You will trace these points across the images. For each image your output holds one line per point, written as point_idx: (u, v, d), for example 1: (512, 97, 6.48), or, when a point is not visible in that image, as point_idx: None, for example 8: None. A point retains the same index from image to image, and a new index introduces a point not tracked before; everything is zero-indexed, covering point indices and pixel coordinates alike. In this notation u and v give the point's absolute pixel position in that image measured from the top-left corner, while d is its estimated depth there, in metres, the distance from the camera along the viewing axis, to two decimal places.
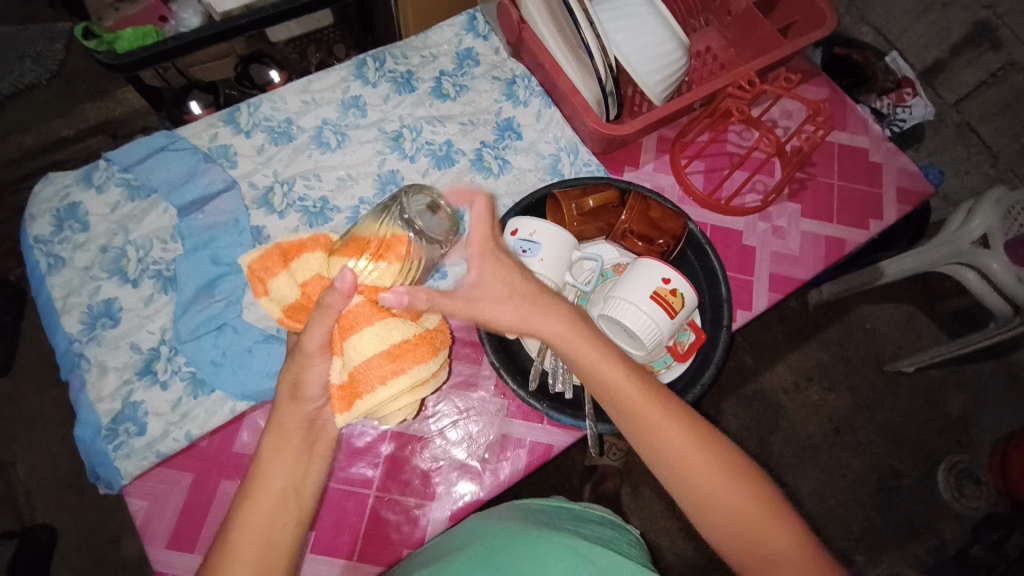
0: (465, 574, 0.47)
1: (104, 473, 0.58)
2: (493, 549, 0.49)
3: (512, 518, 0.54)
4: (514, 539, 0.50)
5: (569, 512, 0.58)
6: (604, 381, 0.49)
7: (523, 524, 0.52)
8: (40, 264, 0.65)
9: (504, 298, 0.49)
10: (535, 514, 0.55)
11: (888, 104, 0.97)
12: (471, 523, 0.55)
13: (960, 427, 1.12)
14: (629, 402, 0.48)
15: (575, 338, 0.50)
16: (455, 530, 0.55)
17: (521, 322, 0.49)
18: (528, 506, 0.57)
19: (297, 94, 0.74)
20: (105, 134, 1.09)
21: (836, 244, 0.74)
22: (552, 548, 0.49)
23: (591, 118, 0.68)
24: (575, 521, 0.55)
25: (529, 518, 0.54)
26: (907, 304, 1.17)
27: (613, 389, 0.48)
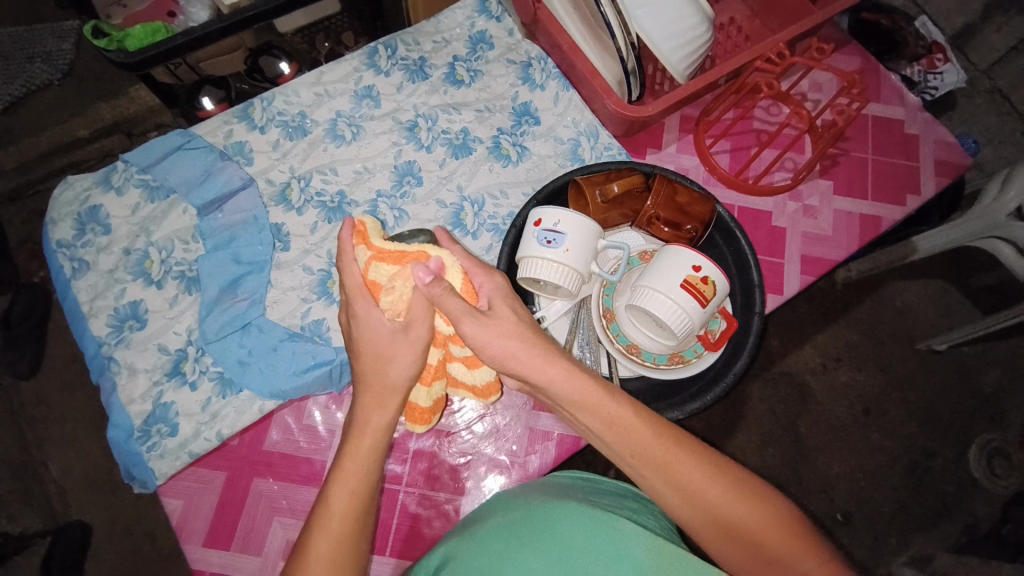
0: (491, 544, 0.47)
1: (139, 473, 0.59)
2: (516, 523, 0.48)
3: (538, 493, 0.52)
4: (536, 513, 0.48)
5: (598, 486, 0.55)
6: (635, 446, 0.46)
7: (547, 497, 0.51)
8: (65, 269, 0.65)
9: (510, 328, 0.47)
10: (562, 488, 0.53)
11: (918, 72, 0.92)
12: (499, 500, 0.54)
13: (994, 405, 1.08)
14: (664, 465, 0.45)
15: (590, 399, 0.47)
16: (486, 507, 0.54)
17: (513, 355, 0.47)
18: (557, 480, 0.55)
19: (309, 86, 0.73)
20: (121, 133, 1.10)
21: (871, 223, 0.71)
22: (576, 523, 0.47)
23: (613, 100, 0.66)
24: (601, 494, 0.53)
25: (554, 492, 0.52)
26: (939, 279, 1.13)
27: (643, 452, 0.46)
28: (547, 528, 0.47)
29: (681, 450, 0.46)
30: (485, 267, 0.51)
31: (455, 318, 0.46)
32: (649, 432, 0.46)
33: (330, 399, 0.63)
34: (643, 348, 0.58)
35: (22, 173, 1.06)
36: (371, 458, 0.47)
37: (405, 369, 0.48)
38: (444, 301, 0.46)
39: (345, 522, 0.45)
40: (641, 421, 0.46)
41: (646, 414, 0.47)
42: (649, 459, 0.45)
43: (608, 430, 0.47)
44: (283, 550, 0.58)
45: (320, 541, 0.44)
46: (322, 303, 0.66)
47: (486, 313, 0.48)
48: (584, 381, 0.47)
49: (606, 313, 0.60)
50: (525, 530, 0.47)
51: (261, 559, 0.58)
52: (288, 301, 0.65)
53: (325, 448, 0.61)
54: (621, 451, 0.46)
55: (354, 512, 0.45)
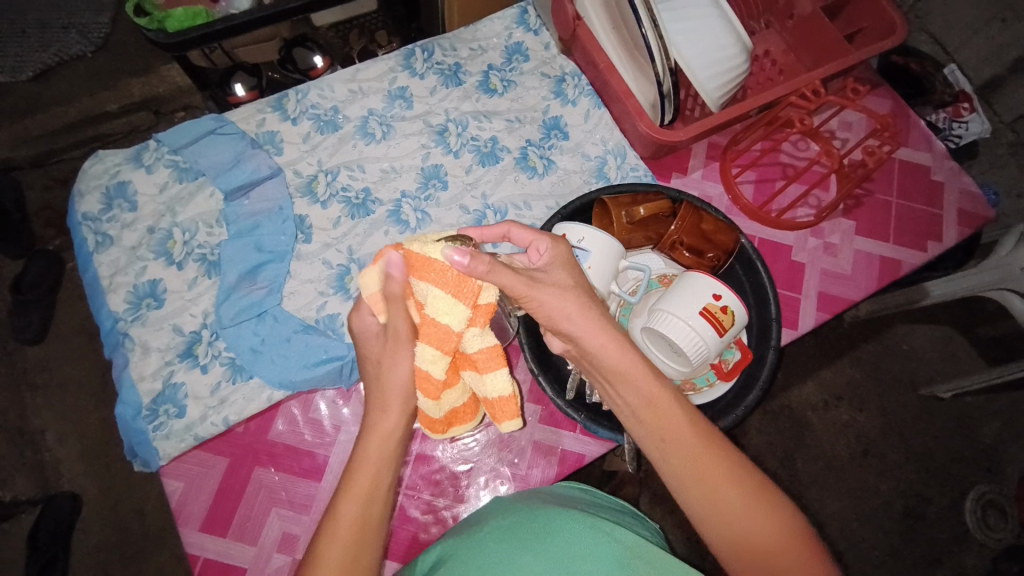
0: (487, 547, 0.46)
1: (143, 451, 0.59)
2: (513, 525, 0.47)
3: (539, 499, 0.51)
4: (535, 516, 0.48)
5: (599, 501, 0.55)
6: (663, 428, 0.46)
7: (549, 504, 0.50)
8: (88, 242, 0.66)
9: (566, 291, 0.48)
10: (563, 499, 0.52)
11: (943, 118, 0.91)
12: (495, 506, 0.53)
13: (993, 457, 1.07)
14: (690, 453, 0.45)
15: (632, 374, 0.47)
16: (485, 510, 0.53)
17: (570, 316, 0.47)
18: (559, 491, 0.55)
19: (344, 83, 0.74)
20: (148, 110, 1.12)
21: (891, 266, 0.71)
22: (573, 528, 0.46)
23: (644, 122, 0.66)
24: (599, 509, 0.52)
25: (553, 500, 0.51)
26: (947, 326, 1.13)
27: (672, 433, 0.46)
28: (544, 531, 0.46)
29: (710, 442, 0.45)
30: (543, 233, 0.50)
31: (507, 284, 0.47)
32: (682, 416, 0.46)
33: (337, 395, 0.63)
34: (655, 371, 0.58)
35: (48, 141, 1.07)
36: (383, 460, 0.45)
37: (403, 370, 0.46)
38: (493, 277, 0.45)
39: (356, 529, 0.43)
40: (677, 407, 0.46)
41: (684, 401, 0.47)
42: (678, 443, 0.45)
43: (645, 407, 0.47)
44: (278, 542, 0.58)
45: (329, 551, 0.42)
46: (338, 298, 0.66)
47: (540, 273, 0.48)
48: (628, 357, 0.47)
49: None
50: (524, 532, 0.46)
51: (255, 549, 0.57)
52: (304, 293, 0.66)
53: (328, 443, 0.62)
54: (650, 430, 0.46)
55: (367, 515, 0.44)
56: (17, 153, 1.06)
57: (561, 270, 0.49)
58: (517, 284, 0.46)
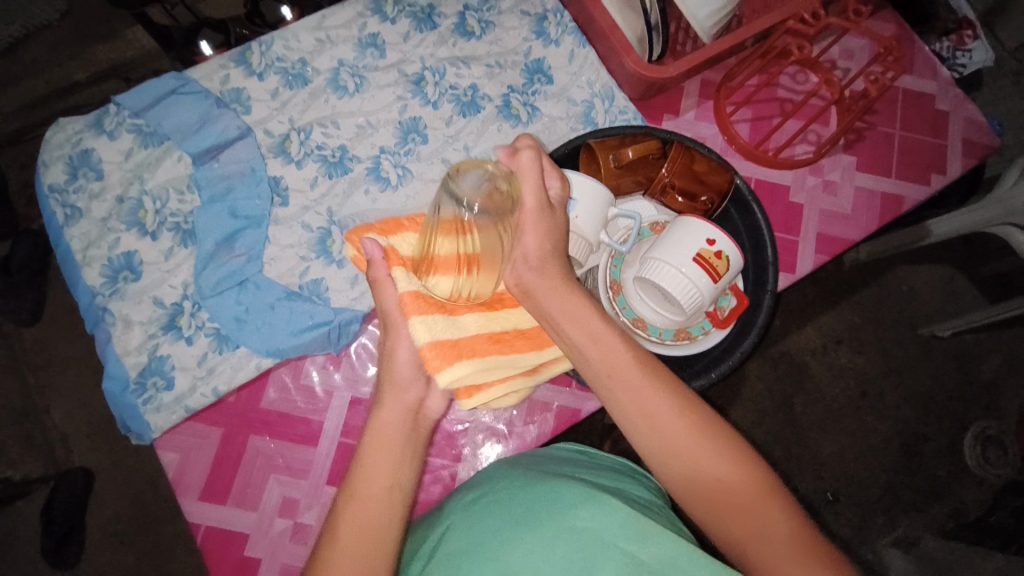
0: (488, 518, 0.46)
1: (136, 425, 0.58)
2: (514, 498, 0.47)
3: (536, 470, 0.50)
4: (532, 489, 0.47)
5: (595, 461, 0.54)
6: (612, 367, 0.45)
7: (543, 474, 0.49)
8: (58, 215, 0.63)
9: (547, 241, 0.48)
10: (558, 466, 0.51)
11: (945, 48, 0.82)
12: (485, 474, 0.53)
13: (989, 393, 1.08)
14: (632, 384, 0.45)
15: (578, 313, 0.47)
16: (477, 480, 0.52)
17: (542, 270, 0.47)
18: (556, 457, 0.54)
19: (310, 31, 0.69)
20: (117, 78, 1.02)
21: (892, 202, 0.69)
22: (571, 497, 0.45)
23: (631, 59, 0.62)
24: (597, 470, 0.52)
25: (550, 470, 0.50)
26: (947, 265, 1.11)
27: (627, 387, 0.45)
28: (542, 502, 0.45)
29: (655, 382, 0.45)
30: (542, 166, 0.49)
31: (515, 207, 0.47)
32: (632, 364, 0.45)
33: (328, 360, 0.62)
34: (649, 322, 0.57)
35: (23, 117, 1.01)
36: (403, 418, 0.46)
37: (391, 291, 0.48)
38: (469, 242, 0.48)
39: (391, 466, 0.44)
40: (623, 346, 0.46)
41: (629, 340, 0.47)
42: (619, 376, 0.45)
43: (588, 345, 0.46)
44: (279, 507, 0.58)
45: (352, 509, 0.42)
46: (321, 262, 0.64)
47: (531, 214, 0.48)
48: (571, 297, 0.47)
49: (612, 285, 0.58)
50: (519, 508, 0.46)
51: (257, 515, 0.58)
52: (285, 259, 0.64)
53: (322, 409, 0.61)
54: (597, 376, 0.46)
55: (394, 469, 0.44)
56: None
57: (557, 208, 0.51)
58: (510, 220, 0.48)
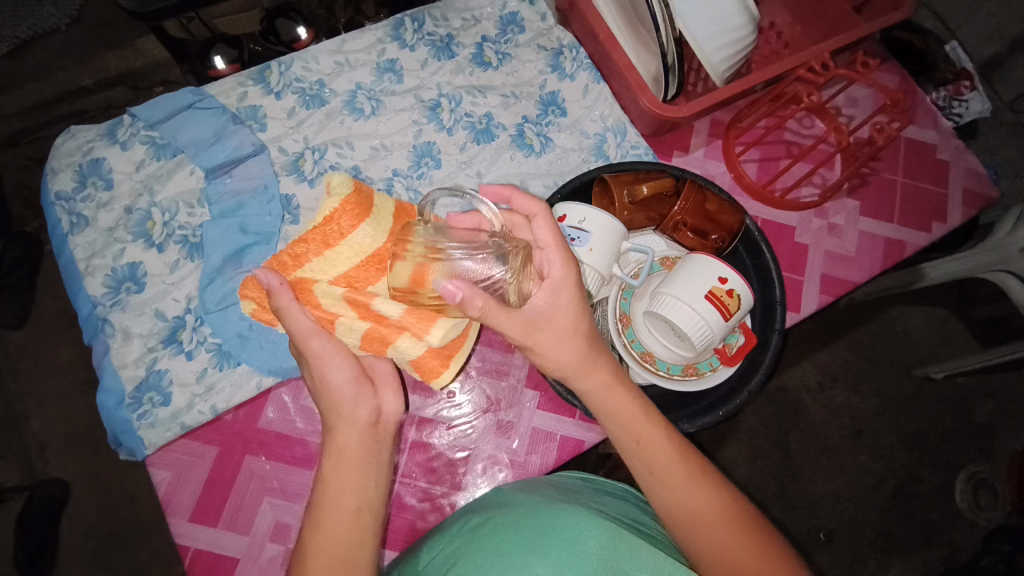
0: (490, 543, 0.44)
1: (127, 441, 0.57)
2: (519, 519, 0.46)
3: (543, 493, 0.49)
4: (538, 510, 0.46)
5: (599, 488, 0.54)
6: (634, 431, 0.45)
7: (549, 498, 0.48)
8: (63, 223, 0.62)
9: (571, 339, 0.45)
10: (565, 491, 0.51)
11: (943, 97, 0.83)
12: (490, 497, 0.52)
13: (982, 436, 1.09)
14: (674, 470, 0.44)
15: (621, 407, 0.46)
16: (480, 503, 0.51)
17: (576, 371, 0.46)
18: (559, 483, 0.53)
19: (330, 54, 0.70)
20: (125, 86, 0.98)
21: (895, 247, 0.70)
22: (577, 521, 0.44)
23: (646, 97, 0.63)
24: (601, 497, 0.51)
25: (557, 494, 0.49)
26: (941, 307, 1.13)
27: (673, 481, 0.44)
28: (547, 526, 0.44)
29: (696, 472, 0.45)
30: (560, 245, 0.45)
31: (491, 317, 0.42)
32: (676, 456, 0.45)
33: None
34: (658, 356, 0.57)
35: (22, 118, 0.96)
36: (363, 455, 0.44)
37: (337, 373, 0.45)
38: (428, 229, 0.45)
39: (353, 505, 0.43)
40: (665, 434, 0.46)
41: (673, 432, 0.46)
42: (661, 465, 0.44)
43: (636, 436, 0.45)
44: (271, 532, 0.57)
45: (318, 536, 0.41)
46: None
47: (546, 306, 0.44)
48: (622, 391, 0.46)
49: (622, 318, 0.59)
50: (523, 529, 0.44)
51: (248, 539, 0.56)
52: None
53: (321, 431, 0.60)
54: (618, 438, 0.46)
55: (353, 485, 0.43)
56: None
57: (564, 309, 0.45)
58: (516, 332, 0.43)
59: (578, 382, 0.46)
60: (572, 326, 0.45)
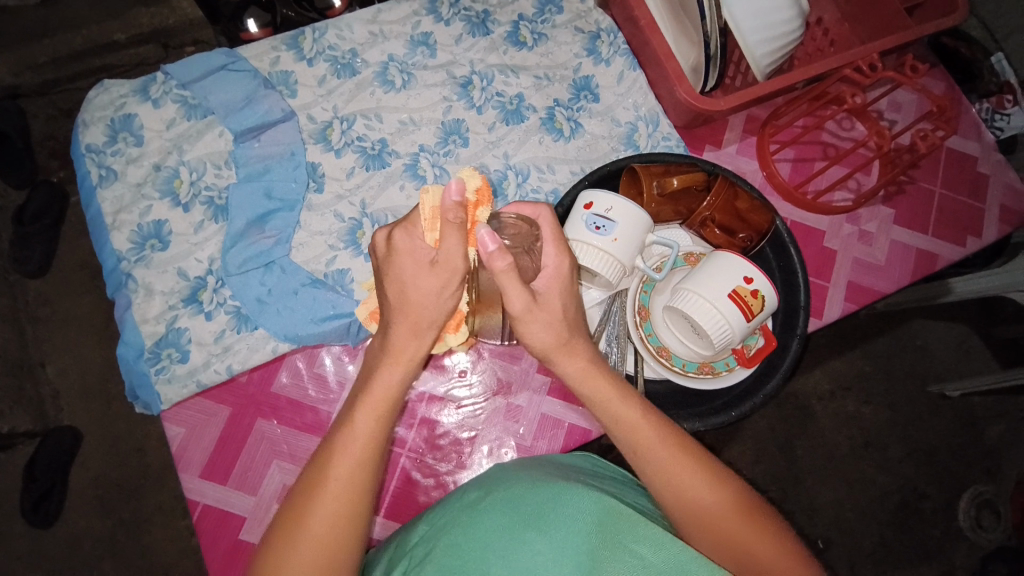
0: (492, 517, 0.44)
1: (144, 395, 0.58)
2: (520, 495, 0.45)
3: (544, 472, 0.49)
4: (537, 488, 0.46)
5: (598, 467, 0.53)
6: (616, 415, 0.45)
7: (552, 477, 0.48)
8: (92, 175, 0.63)
9: (554, 323, 0.44)
10: (567, 470, 0.50)
11: (983, 110, 0.74)
12: (490, 473, 0.52)
13: (991, 457, 1.07)
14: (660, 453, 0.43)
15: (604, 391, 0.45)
16: (481, 477, 0.52)
17: (553, 351, 0.44)
18: (560, 461, 0.53)
19: (364, 23, 0.69)
20: (156, 43, 0.95)
21: (926, 259, 0.68)
22: (575, 502, 0.43)
23: (684, 88, 0.62)
24: (605, 478, 0.51)
25: (560, 473, 0.49)
26: (963, 324, 1.10)
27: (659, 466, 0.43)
28: (545, 504, 0.44)
29: (681, 452, 0.44)
30: (558, 243, 0.45)
31: (507, 298, 0.42)
32: (656, 435, 0.44)
33: (344, 351, 0.62)
34: (673, 352, 0.57)
35: (53, 69, 0.92)
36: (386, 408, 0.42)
37: (451, 300, 0.42)
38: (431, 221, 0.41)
39: (366, 450, 0.41)
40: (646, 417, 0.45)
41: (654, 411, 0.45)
42: (645, 452, 0.44)
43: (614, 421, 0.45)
44: (278, 493, 0.58)
45: (341, 460, 0.41)
46: (349, 253, 0.64)
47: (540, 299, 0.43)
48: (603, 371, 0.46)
49: (640, 310, 0.58)
50: (523, 508, 0.44)
51: (255, 499, 0.57)
52: (314, 245, 0.63)
53: (332, 400, 0.61)
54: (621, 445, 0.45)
55: (395, 393, 0.43)
56: (22, 79, 0.92)
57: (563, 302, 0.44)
58: (517, 306, 0.42)
59: (552, 361, 0.45)
60: (561, 310, 0.44)
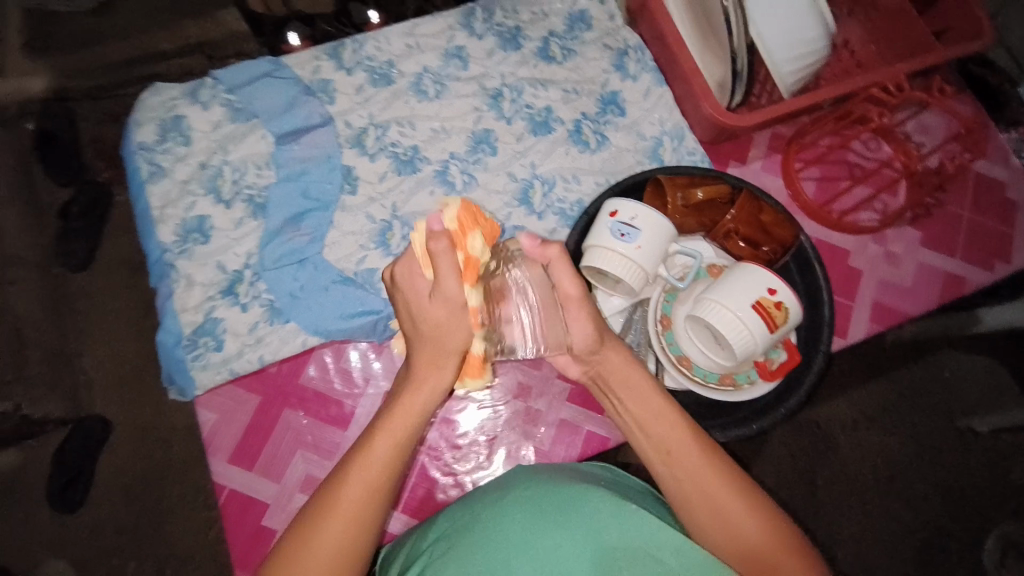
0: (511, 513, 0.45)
1: (180, 380, 0.61)
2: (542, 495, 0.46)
3: (563, 475, 0.50)
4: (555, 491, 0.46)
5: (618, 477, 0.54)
6: (650, 414, 0.47)
7: (571, 480, 0.49)
8: (143, 171, 0.67)
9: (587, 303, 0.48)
10: (583, 475, 0.51)
11: (1011, 139, 0.74)
12: (510, 473, 0.52)
13: (1018, 495, 1.04)
14: (689, 455, 0.44)
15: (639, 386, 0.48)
16: (500, 478, 0.52)
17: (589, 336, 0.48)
18: (576, 466, 0.54)
19: (402, 36, 0.72)
20: (203, 54, 0.99)
21: (953, 282, 0.68)
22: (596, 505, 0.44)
23: (710, 103, 0.64)
24: (620, 485, 0.51)
25: (578, 477, 0.50)
26: (989, 356, 1.08)
27: (686, 467, 0.44)
28: (568, 506, 0.45)
29: (709, 456, 0.44)
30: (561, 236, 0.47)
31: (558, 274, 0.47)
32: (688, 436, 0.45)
33: (370, 348, 0.64)
34: (694, 362, 0.57)
35: (104, 75, 0.98)
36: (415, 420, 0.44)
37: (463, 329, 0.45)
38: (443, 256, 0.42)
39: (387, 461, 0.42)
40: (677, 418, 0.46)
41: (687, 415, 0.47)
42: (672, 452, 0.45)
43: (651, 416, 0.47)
44: (301, 483, 0.59)
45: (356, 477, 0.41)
46: (379, 253, 0.66)
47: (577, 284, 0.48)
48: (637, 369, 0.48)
49: (662, 320, 0.59)
50: (544, 509, 0.45)
51: (279, 487, 0.59)
52: (346, 244, 0.66)
53: (357, 394, 0.63)
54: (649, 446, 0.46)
55: (417, 417, 0.44)
56: (73, 83, 0.98)
57: (570, 283, 0.47)
58: (566, 280, 0.47)
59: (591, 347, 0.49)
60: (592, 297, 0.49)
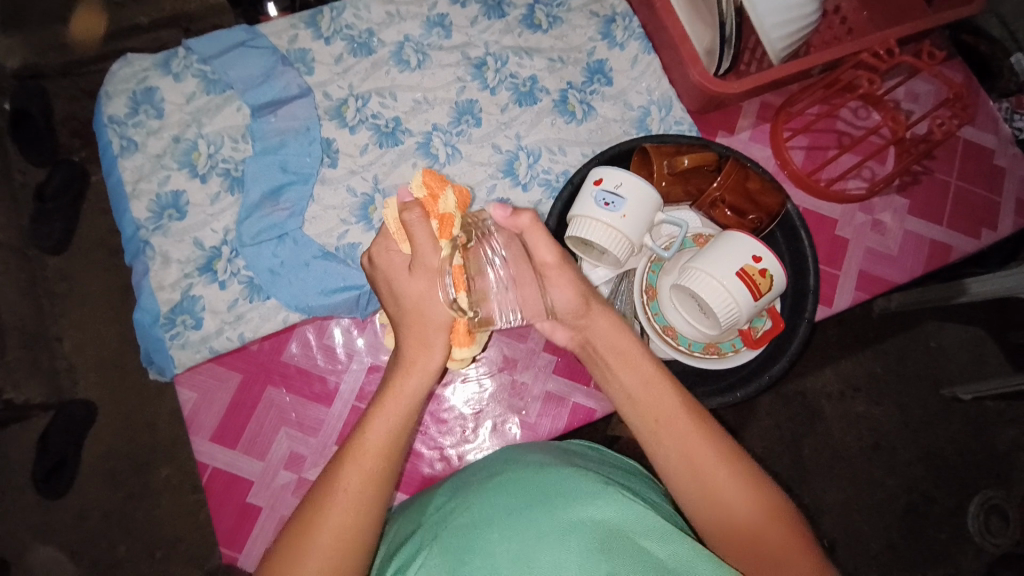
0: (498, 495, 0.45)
1: (159, 359, 0.60)
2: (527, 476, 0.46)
3: (551, 457, 0.50)
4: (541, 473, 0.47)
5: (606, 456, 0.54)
6: (642, 389, 0.45)
7: (558, 462, 0.48)
8: (114, 146, 0.64)
9: (579, 282, 0.47)
10: (573, 456, 0.51)
11: (1003, 109, 0.73)
12: (499, 455, 0.52)
13: (1003, 463, 1.06)
14: (681, 431, 0.43)
15: (632, 360, 0.46)
16: (489, 459, 0.52)
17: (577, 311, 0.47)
18: (567, 447, 0.54)
19: (381, 4, 0.70)
20: (178, 27, 0.95)
21: (941, 250, 0.68)
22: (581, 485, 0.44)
23: (698, 70, 0.62)
24: (610, 467, 0.51)
25: (566, 458, 0.50)
26: (978, 327, 1.08)
27: (677, 443, 0.43)
28: (551, 485, 0.45)
29: (699, 431, 0.43)
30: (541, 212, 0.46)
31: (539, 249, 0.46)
32: (681, 410, 0.44)
33: (353, 324, 0.63)
34: (679, 332, 0.57)
35: (74, 49, 0.94)
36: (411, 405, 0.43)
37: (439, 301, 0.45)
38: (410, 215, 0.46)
39: (384, 455, 0.41)
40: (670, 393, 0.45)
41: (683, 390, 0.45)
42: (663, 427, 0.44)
43: (642, 388, 0.45)
44: (286, 460, 0.59)
45: (353, 471, 0.40)
46: (360, 227, 0.65)
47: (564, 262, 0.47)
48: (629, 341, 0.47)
49: (647, 290, 0.58)
50: (530, 490, 0.45)
51: (263, 464, 0.59)
52: (326, 219, 0.64)
53: (340, 371, 0.62)
54: (640, 421, 0.45)
55: (412, 402, 0.44)
56: (43, 59, 0.94)
57: (545, 246, 0.46)
58: (550, 257, 0.46)
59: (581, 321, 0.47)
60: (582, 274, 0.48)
